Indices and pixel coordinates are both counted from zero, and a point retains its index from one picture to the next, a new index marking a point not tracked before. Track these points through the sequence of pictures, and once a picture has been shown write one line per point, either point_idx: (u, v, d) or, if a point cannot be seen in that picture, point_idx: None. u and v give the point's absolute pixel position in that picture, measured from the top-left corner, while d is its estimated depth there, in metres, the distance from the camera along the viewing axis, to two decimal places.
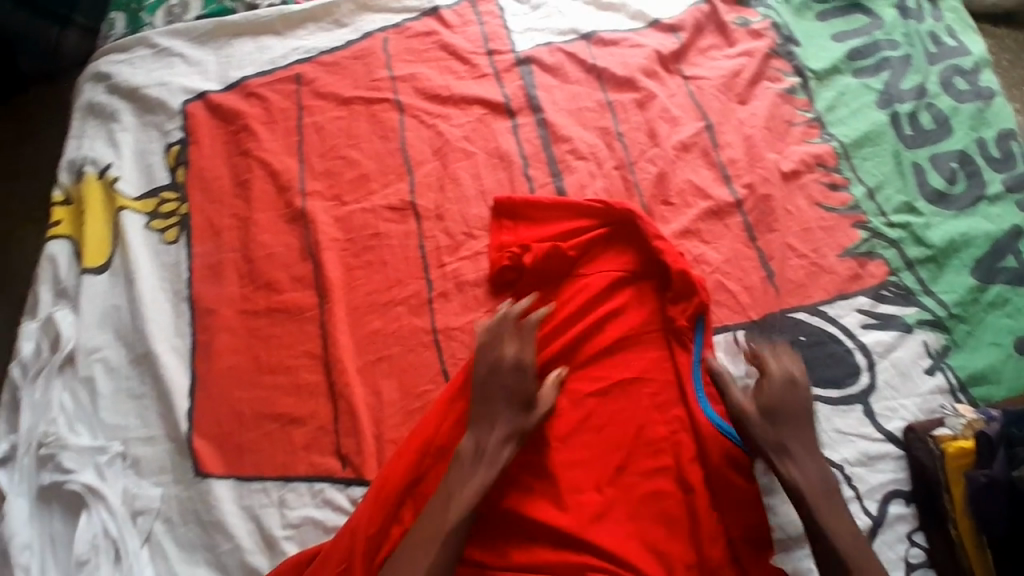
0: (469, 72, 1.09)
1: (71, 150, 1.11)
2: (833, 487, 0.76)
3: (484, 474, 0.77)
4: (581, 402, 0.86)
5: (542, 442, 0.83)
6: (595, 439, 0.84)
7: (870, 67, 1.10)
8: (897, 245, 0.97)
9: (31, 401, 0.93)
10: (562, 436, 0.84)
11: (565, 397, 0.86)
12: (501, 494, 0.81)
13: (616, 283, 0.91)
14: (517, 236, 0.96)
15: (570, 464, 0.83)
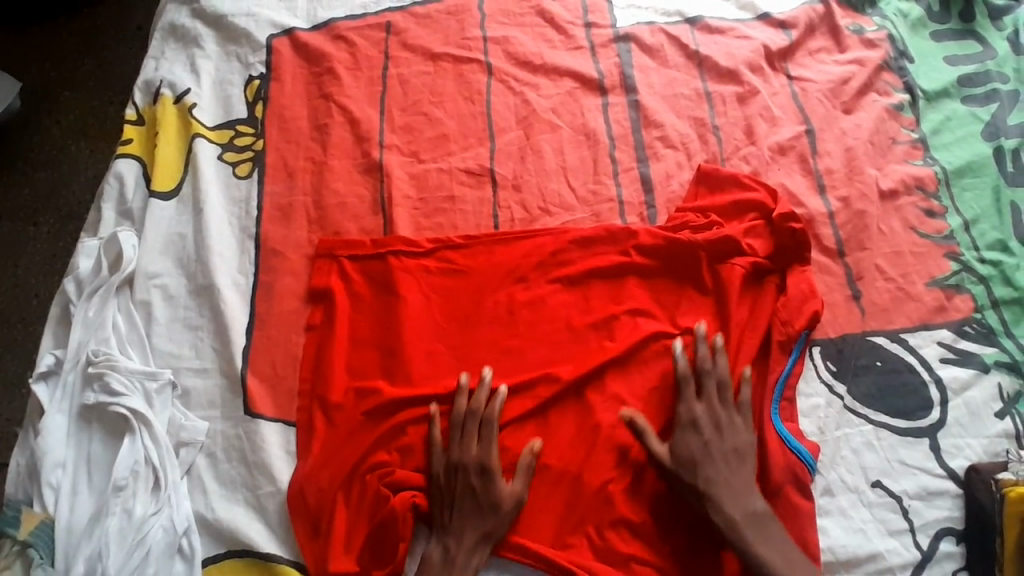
0: (564, 42, 1.05)
1: (149, 70, 1.10)
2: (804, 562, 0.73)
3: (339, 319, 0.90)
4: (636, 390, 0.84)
5: (593, 428, 0.82)
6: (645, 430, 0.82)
7: (979, 96, 1.00)
8: (985, 282, 0.88)
9: (86, 317, 0.92)
10: (612, 424, 0.82)
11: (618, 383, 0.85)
12: (546, 468, 0.81)
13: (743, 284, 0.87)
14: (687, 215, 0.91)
15: (619, 453, 0.81)
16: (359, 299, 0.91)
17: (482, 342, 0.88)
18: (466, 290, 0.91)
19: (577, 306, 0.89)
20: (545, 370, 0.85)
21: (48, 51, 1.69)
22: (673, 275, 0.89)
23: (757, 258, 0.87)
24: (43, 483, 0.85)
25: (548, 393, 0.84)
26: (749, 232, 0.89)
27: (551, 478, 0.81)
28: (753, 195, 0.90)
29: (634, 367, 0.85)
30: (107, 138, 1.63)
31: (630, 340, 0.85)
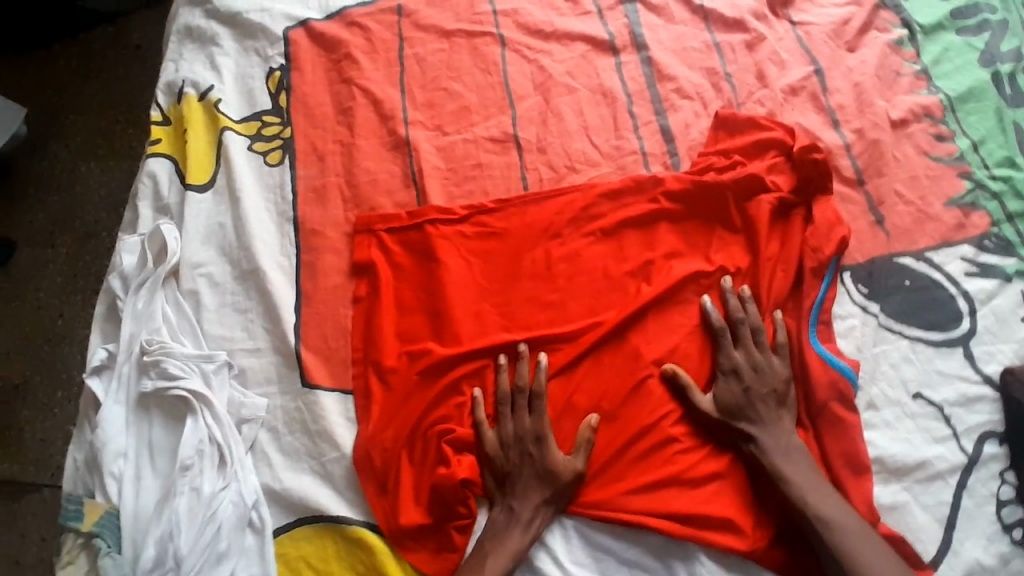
0: (572, 9, 1.08)
1: (169, 72, 1.12)
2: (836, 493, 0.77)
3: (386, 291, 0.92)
4: (677, 327, 0.86)
5: (643, 367, 0.84)
6: (692, 365, 0.85)
7: (972, 26, 1.04)
8: (999, 198, 0.92)
9: (135, 310, 0.95)
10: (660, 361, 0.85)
11: (660, 322, 0.87)
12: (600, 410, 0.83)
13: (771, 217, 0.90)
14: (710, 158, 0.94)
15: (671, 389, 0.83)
16: (400, 270, 0.94)
17: (526, 296, 0.91)
18: (503, 249, 0.94)
19: (613, 255, 0.92)
20: (593, 318, 0.88)
21: (51, 76, 1.71)
22: (702, 217, 0.93)
23: (781, 193, 0.91)
24: (107, 473, 0.86)
25: (594, 338, 0.86)
26: (772, 169, 0.92)
27: (609, 418, 0.83)
28: (773, 134, 0.94)
29: (673, 305, 0.87)
30: (116, 156, 1.65)
31: (668, 280, 0.88)
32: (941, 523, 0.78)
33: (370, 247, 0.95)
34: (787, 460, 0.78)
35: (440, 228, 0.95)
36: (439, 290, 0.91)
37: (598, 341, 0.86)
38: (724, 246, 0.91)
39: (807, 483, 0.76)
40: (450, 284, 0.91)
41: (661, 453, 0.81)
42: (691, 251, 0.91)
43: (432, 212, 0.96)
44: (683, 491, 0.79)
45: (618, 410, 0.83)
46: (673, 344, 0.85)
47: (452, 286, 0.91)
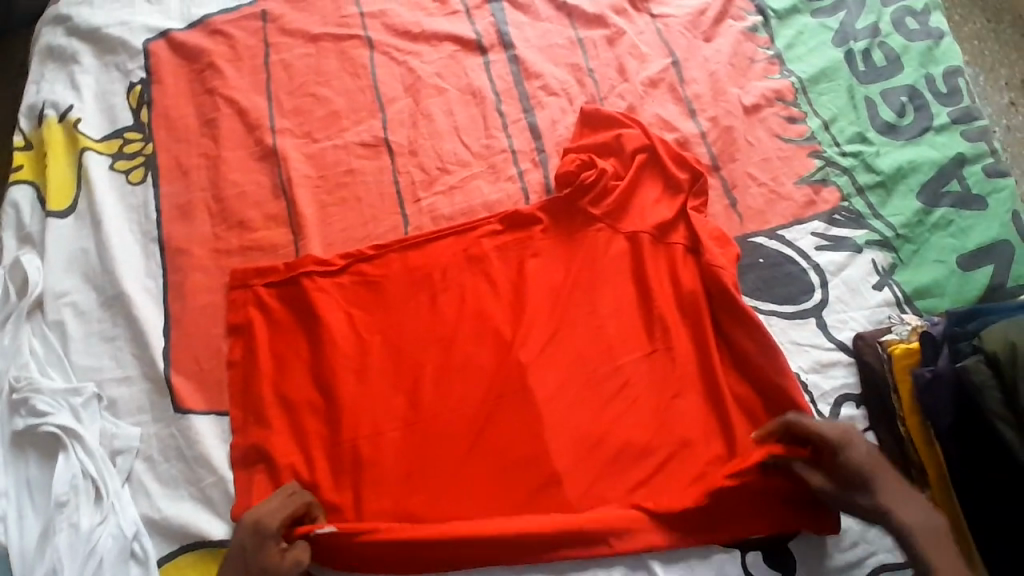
0: (440, 9, 1.09)
1: (31, 95, 1.06)
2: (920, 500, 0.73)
3: (258, 310, 0.91)
4: (544, 328, 0.89)
5: (512, 372, 0.86)
6: (561, 366, 0.87)
7: (827, 7, 1.10)
8: (849, 172, 0.98)
9: (1, 346, 0.90)
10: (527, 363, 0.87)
11: (527, 325, 0.89)
12: (469, 418, 0.84)
13: (638, 218, 0.93)
14: (578, 157, 0.95)
15: (540, 392, 0.85)
16: (278, 324, 0.90)
17: (415, 345, 0.89)
18: (384, 293, 0.92)
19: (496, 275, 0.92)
20: (465, 328, 0.89)
21: None
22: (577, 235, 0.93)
23: (645, 192, 0.94)
24: None
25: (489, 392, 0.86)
26: (638, 168, 0.94)
27: (513, 462, 0.82)
28: (638, 132, 0.96)
29: (542, 306, 0.90)
30: None
31: (536, 285, 0.91)
32: None
33: (243, 307, 0.91)
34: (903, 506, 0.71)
35: (316, 281, 0.92)
36: (313, 308, 0.90)
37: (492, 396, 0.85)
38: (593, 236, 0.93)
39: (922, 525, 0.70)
40: (333, 339, 0.88)
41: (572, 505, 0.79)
42: (565, 251, 0.93)
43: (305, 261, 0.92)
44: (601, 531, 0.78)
45: (522, 464, 0.82)
46: (542, 346, 0.88)
47: (326, 307, 0.90)
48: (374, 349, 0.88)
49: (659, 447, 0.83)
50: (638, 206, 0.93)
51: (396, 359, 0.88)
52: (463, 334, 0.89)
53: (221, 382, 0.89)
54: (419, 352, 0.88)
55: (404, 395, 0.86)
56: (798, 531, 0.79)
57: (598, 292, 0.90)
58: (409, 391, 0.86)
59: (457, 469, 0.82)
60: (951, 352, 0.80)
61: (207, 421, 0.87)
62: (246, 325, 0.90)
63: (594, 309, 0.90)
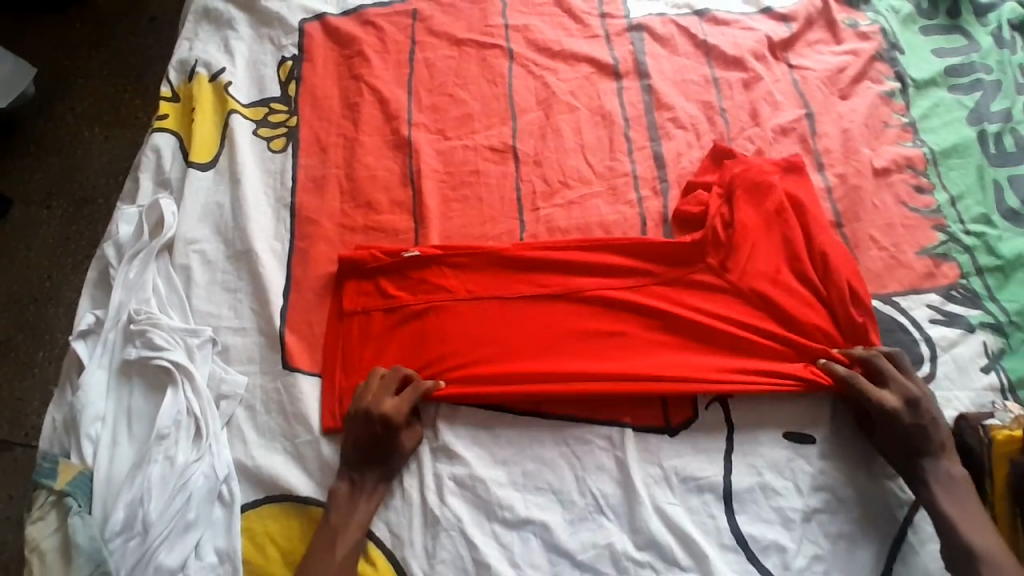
0: (581, 31, 1.13)
1: (184, 50, 1.15)
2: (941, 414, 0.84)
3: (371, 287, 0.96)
4: (663, 355, 0.89)
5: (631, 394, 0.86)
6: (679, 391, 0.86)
7: (964, 84, 1.09)
8: (970, 252, 0.96)
9: (127, 279, 0.97)
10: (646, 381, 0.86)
11: (647, 350, 0.89)
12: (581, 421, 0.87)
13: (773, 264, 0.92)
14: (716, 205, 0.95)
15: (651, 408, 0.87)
16: (397, 302, 0.93)
17: (529, 339, 0.90)
18: (496, 264, 0.95)
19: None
20: (584, 339, 0.90)
21: (63, 38, 1.73)
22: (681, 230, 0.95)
23: (790, 245, 0.92)
24: (84, 435, 0.88)
25: (568, 271, 0.94)
26: (775, 221, 0.94)
27: (595, 360, 0.89)
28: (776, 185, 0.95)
29: (666, 336, 0.90)
30: (121, 125, 1.66)
31: (661, 310, 0.90)
32: (881, 554, 0.81)
33: (359, 297, 0.94)
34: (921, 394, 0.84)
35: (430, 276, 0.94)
36: (438, 291, 0.93)
37: (569, 272, 0.94)
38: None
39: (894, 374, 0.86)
40: (444, 312, 0.92)
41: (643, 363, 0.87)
42: (691, 285, 0.92)
43: (427, 254, 0.95)
44: (673, 396, 0.87)
45: (592, 321, 0.91)
46: (664, 368, 0.87)
47: (451, 294, 0.93)
48: (492, 339, 0.90)
49: (732, 338, 0.89)
50: (775, 255, 0.92)
51: (513, 356, 0.89)
52: (582, 346, 0.90)
53: (341, 342, 0.93)
54: (534, 353, 0.89)
55: (520, 388, 0.87)
56: None
57: (726, 328, 0.89)
58: (525, 385, 0.87)
59: (544, 362, 0.89)
60: None
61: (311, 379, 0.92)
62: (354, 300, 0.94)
63: (717, 343, 0.89)
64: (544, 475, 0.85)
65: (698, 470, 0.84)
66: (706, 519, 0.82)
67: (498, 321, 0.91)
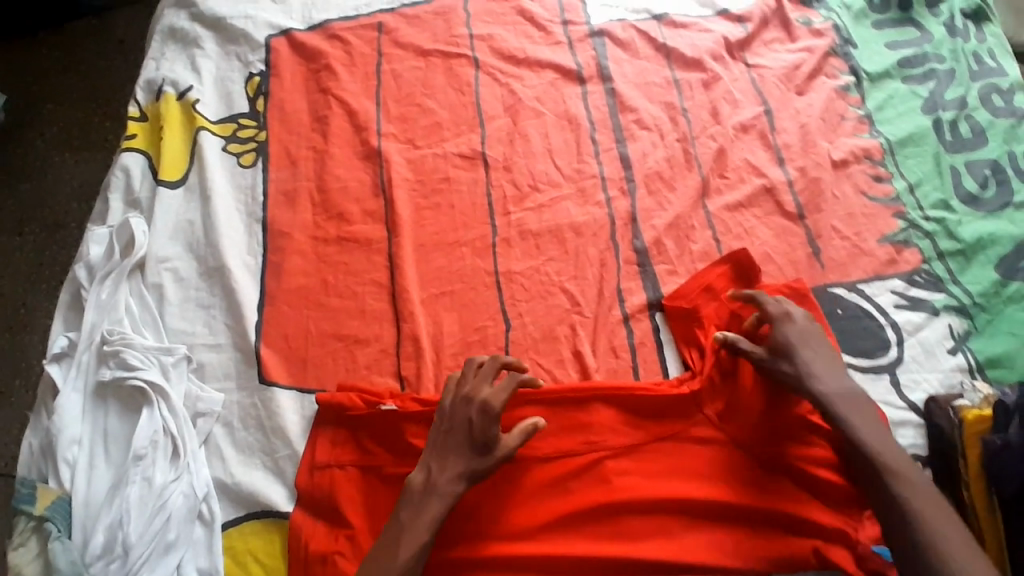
0: (545, 38, 1.15)
1: (150, 70, 1.15)
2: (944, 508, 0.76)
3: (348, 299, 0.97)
4: (648, 480, 0.84)
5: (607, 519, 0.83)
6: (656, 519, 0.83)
7: (918, 75, 1.13)
8: (931, 237, 1.00)
9: (99, 300, 0.96)
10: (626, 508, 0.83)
11: (636, 475, 0.85)
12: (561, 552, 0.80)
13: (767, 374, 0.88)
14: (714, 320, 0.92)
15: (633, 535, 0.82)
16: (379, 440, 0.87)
17: (522, 472, 0.85)
18: None
19: (569, 272, 0.97)
20: (575, 464, 0.85)
21: (27, 65, 1.71)
22: (679, 405, 0.87)
23: None
24: (60, 459, 0.87)
25: (559, 463, 0.85)
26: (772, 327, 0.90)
27: (586, 488, 0.84)
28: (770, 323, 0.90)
29: (653, 455, 0.85)
30: (91, 148, 1.64)
31: (649, 431, 0.86)
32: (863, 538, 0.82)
33: (335, 449, 0.87)
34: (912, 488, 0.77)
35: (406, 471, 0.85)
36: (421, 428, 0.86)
37: (563, 441, 0.86)
38: (666, 284, 0.97)
39: (878, 441, 0.80)
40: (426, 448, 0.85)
41: (636, 489, 0.83)
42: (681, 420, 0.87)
43: (405, 409, 0.87)
44: (660, 517, 0.83)
45: (583, 447, 0.85)
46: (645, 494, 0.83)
47: None
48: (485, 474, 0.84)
49: (723, 460, 0.85)
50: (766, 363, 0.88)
51: (503, 490, 0.84)
52: (566, 472, 0.85)
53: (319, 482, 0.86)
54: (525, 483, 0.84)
55: (516, 519, 0.82)
56: None
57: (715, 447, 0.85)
58: (522, 516, 0.82)
59: (537, 494, 0.84)
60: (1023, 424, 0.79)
61: (291, 396, 0.91)
62: (333, 312, 0.96)
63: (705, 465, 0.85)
64: (526, 476, 0.84)
65: (678, 462, 0.85)
66: (684, 538, 0.82)
67: (498, 492, 0.84)
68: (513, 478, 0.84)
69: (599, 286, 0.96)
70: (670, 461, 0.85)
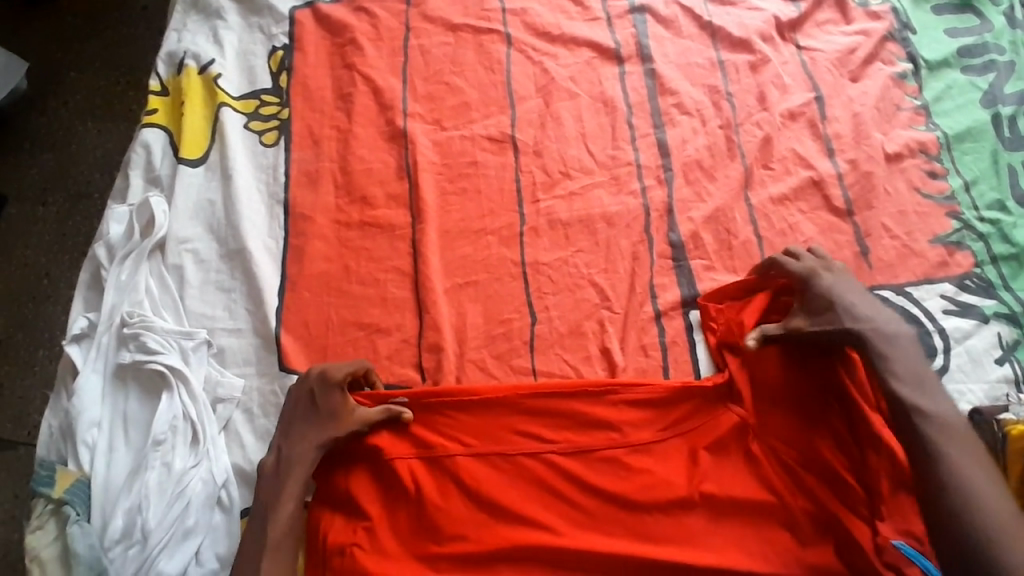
0: (581, 13, 1.09)
1: (173, 42, 1.11)
2: (1000, 493, 0.72)
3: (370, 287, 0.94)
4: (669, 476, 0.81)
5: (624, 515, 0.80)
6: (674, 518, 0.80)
7: (978, 66, 1.05)
8: (985, 239, 0.93)
9: (119, 282, 0.95)
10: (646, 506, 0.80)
11: (654, 471, 0.81)
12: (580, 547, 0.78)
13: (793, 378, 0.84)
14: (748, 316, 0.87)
15: (651, 528, 0.79)
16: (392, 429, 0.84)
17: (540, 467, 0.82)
18: (496, 415, 0.84)
19: (599, 265, 0.93)
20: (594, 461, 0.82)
21: (55, 31, 1.69)
22: (709, 400, 0.84)
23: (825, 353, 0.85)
24: (80, 441, 0.86)
25: (581, 460, 0.82)
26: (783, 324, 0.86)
27: (606, 485, 0.81)
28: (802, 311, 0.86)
29: (671, 453, 0.82)
30: (115, 118, 1.62)
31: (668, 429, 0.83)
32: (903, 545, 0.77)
33: None
34: (971, 467, 0.73)
35: (416, 464, 0.82)
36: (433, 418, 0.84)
37: (582, 437, 0.83)
38: (702, 281, 0.92)
39: (933, 412, 0.76)
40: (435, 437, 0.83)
41: (652, 486, 0.80)
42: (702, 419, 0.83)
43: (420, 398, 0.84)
44: (673, 515, 0.80)
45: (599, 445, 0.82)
46: (657, 490, 0.80)
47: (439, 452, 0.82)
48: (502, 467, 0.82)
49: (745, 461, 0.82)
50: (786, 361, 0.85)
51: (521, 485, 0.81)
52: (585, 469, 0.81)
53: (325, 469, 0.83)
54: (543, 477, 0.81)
55: (532, 512, 0.80)
56: None
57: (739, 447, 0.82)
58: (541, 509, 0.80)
59: (552, 488, 0.81)
60: None
61: None
62: (354, 300, 0.93)
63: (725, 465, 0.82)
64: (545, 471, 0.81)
65: (707, 459, 0.82)
66: (705, 537, 0.79)
67: (511, 486, 0.81)
68: (527, 472, 0.81)
69: (631, 280, 0.92)
70: (695, 458, 0.82)
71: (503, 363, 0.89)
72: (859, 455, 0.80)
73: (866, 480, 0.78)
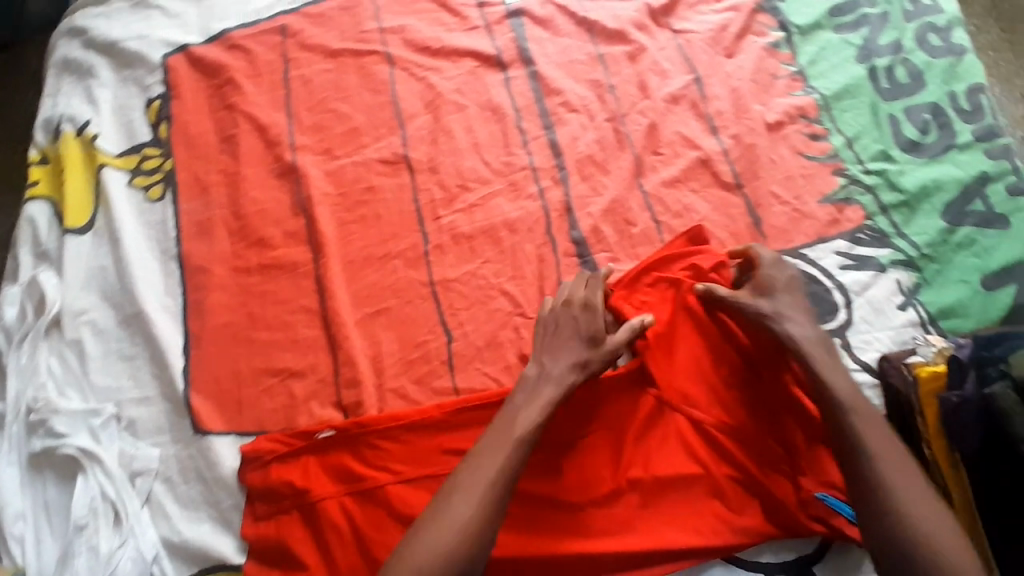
0: (459, 24, 1.08)
1: (46, 108, 1.06)
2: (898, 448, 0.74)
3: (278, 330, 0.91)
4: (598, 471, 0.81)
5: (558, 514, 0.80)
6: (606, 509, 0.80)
7: (850, 22, 1.09)
8: (873, 191, 0.97)
9: (18, 366, 0.89)
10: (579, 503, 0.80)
11: (581, 467, 0.81)
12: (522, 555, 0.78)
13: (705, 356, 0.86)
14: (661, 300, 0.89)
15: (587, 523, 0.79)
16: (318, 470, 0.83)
17: None
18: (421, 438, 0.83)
19: (507, 273, 0.93)
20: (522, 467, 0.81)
21: None
22: (625, 388, 0.85)
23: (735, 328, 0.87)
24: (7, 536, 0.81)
25: None
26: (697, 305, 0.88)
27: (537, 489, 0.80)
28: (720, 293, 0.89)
29: (597, 446, 0.83)
30: None
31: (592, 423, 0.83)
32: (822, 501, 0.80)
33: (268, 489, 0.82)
34: (873, 429, 0.75)
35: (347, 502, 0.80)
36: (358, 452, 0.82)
37: None
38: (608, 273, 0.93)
39: (841, 381, 0.78)
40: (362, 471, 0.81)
41: (582, 482, 0.80)
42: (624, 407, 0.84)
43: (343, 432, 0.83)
44: (606, 507, 0.80)
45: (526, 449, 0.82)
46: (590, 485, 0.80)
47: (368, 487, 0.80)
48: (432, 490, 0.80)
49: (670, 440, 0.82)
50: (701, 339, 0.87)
51: None
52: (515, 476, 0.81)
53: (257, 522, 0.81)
54: None
55: None
56: (831, 540, 0.79)
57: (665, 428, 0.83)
58: None
59: None
60: (979, 377, 0.75)
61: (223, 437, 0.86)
62: (264, 346, 0.90)
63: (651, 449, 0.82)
64: None
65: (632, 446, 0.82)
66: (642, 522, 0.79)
67: None
68: None
69: (540, 283, 0.92)
70: (621, 448, 0.82)
71: (424, 386, 0.87)
72: (773, 420, 0.83)
73: (782, 437, 0.82)
